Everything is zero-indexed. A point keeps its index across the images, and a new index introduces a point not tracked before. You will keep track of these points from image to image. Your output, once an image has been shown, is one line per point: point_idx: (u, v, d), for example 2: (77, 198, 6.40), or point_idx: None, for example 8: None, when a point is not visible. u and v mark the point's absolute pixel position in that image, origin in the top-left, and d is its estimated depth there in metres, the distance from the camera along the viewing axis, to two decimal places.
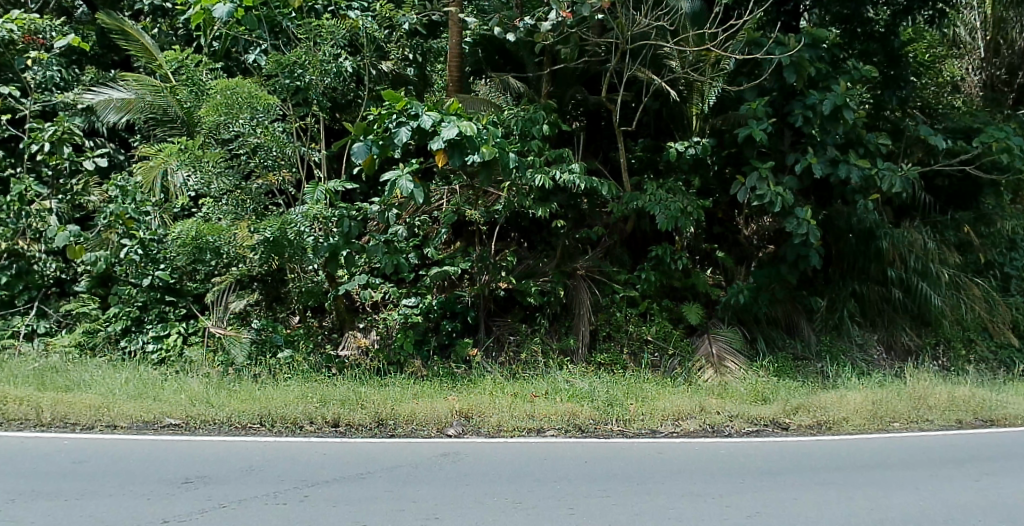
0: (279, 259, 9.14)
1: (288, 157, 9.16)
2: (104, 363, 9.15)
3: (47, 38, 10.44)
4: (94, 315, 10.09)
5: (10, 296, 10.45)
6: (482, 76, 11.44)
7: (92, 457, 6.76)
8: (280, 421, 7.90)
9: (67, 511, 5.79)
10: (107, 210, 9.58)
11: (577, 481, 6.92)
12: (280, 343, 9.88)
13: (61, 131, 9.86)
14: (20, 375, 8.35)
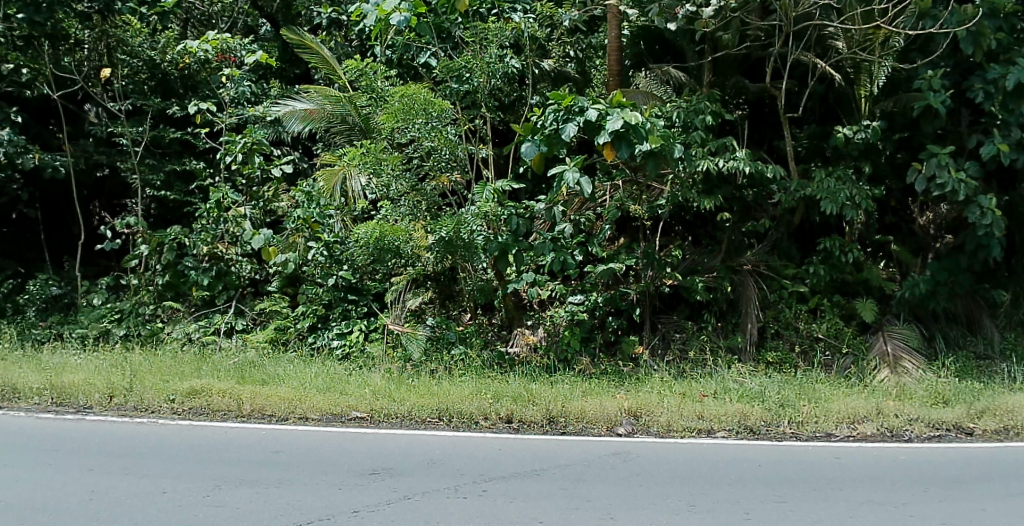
0: (454, 257, 9.41)
1: (460, 159, 9.38)
2: (293, 358, 9.70)
3: (237, 56, 11.38)
4: (285, 312, 10.79)
5: (212, 296, 11.33)
6: (642, 68, 11.25)
7: (288, 447, 7.20)
8: (458, 416, 8.14)
9: (270, 497, 6.16)
10: (294, 214, 10.28)
11: (750, 485, 6.60)
12: (453, 340, 10.10)
13: (250, 142, 10.56)
14: (223, 368, 9.01)
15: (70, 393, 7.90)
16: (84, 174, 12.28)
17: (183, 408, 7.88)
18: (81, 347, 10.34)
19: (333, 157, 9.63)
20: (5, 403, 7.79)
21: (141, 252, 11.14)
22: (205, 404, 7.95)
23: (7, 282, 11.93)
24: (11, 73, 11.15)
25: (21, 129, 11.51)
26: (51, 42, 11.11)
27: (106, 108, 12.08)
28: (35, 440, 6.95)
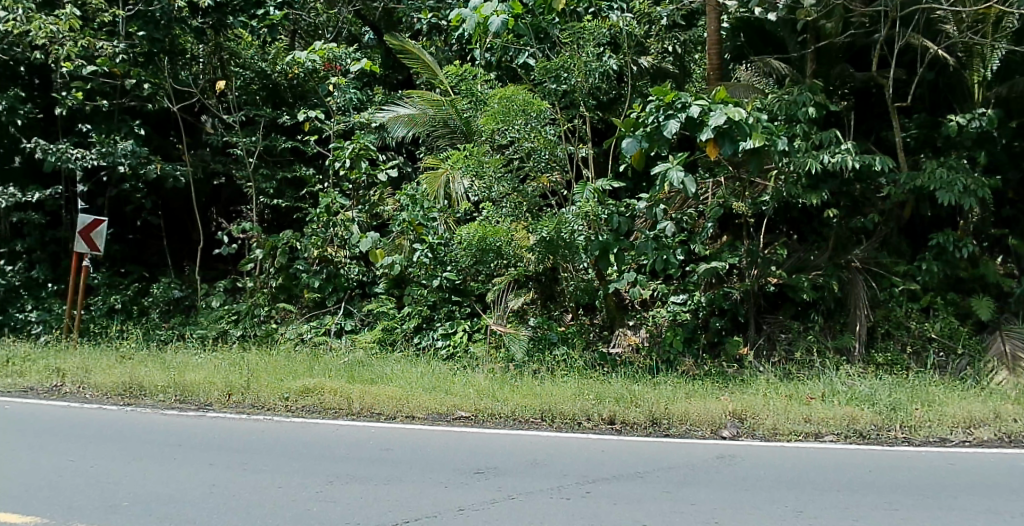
0: (555, 257, 9.45)
1: (559, 159, 9.42)
2: (400, 357, 9.91)
3: (343, 64, 11.84)
4: (391, 313, 11.05)
5: (323, 298, 11.71)
6: (743, 61, 11.02)
7: (396, 445, 7.37)
8: (560, 417, 8.17)
9: (380, 494, 6.30)
10: (400, 217, 10.60)
11: (860, 492, 6.29)
12: (555, 341, 10.08)
13: (358, 148, 10.98)
14: (333, 368, 9.29)
15: (193, 391, 8.16)
16: (202, 184, 13.02)
17: (295, 406, 8.06)
18: (203, 347, 10.87)
19: (437, 161, 9.59)
20: (133, 398, 8.05)
21: (257, 255, 11.72)
22: (318, 402, 8.14)
23: (135, 286, 12.68)
24: (135, 89, 11.70)
25: (145, 141, 12.25)
26: (169, 57, 11.68)
27: (222, 119, 12.66)
28: (157, 435, 7.21)
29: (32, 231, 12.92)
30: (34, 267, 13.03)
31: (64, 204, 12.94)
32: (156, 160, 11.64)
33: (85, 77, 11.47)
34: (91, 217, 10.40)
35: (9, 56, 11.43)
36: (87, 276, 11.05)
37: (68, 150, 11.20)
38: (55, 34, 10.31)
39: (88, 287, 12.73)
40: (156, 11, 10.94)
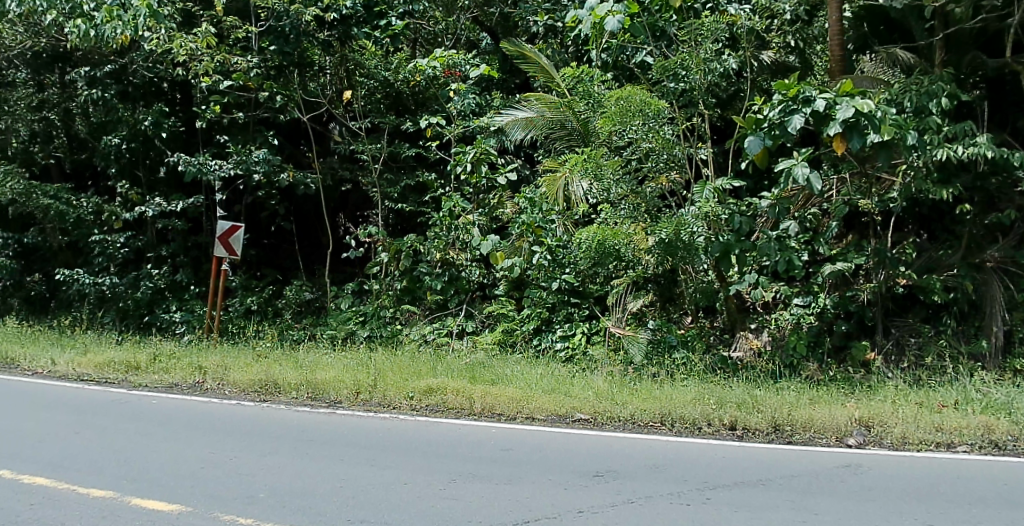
0: (673, 259, 9.66)
1: (677, 158, 9.49)
2: (520, 359, 10.06)
3: (463, 70, 11.90)
4: (511, 315, 11.27)
5: (444, 299, 12.04)
6: (868, 51, 10.52)
7: (517, 446, 7.41)
8: (680, 421, 8.07)
9: (502, 494, 6.31)
10: (519, 220, 10.74)
11: (998, 507, 5.83)
12: (675, 344, 10.09)
13: (479, 152, 11.07)
14: (456, 368, 9.48)
15: (322, 389, 8.50)
16: (330, 190, 13.50)
17: (420, 404, 8.28)
18: (334, 346, 11.37)
19: (556, 164, 9.61)
20: (268, 395, 8.44)
21: (382, 259, 12.12)
22: (441, 402, 8.32)
23: (268, 288, 13.33)
24: (267, 101, 12.30)
25: (278, 151, 13.23)
26: (298, 71, 12.24)
27: (348, 127, 13.25)
28: (291, 429, 7.45)
29: (176, 236, 13.86)
30: (177, 271, 13.85)
31: (204, 212, 13.90)
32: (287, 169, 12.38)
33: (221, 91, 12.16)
34: (228, 223, 11.02)
35: (156, 75, 12.57)
36: (225, 278, 11.75)
37: (206, 161, 11.92)
38: (194, 51, 10.98)
39: (226, 288, 13.28)
40: (285, 25, 11.31)
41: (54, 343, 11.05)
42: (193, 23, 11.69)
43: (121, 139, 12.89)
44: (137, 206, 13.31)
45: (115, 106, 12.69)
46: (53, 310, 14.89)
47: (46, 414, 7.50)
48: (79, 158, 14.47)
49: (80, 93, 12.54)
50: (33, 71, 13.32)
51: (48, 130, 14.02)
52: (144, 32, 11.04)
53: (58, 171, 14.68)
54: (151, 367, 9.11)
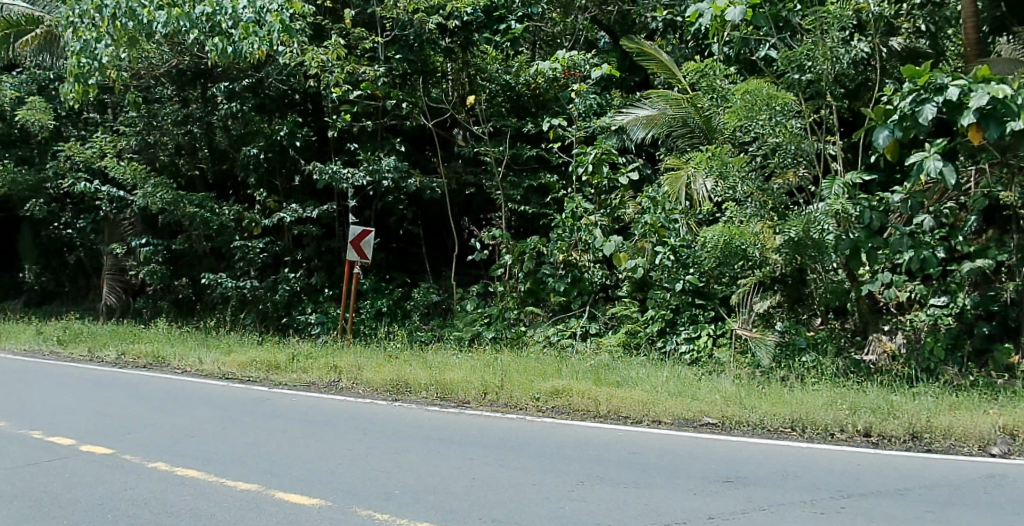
0: (803, 259, 9.43)
1: (806, 153, 9.46)
2: (645, 361, 9.98)
3: (583, 70, 11.98)
4: (635, 317, 11.21)
5: (568, 302, 12.17)
6: (1005, 33, 9.89)
7: (643, 449, 7.27)
8: (811, 427, 7.74)
9: (630, 498, 6.11)
10: (642, 220, 10.70)
11: None
12: (804, 346, 9.78)
13: (601, 152, 11.21)
14: (581, 371, 9.46)
15: (451, 389, 8.66)
16: (454, 193, 13.76)
17: (546, 406, 8.29)
18: (460, 347, 11.65)
19: (680, 163, 9.74)
20: (399, 395, 8.68)
21: (506, 261, 12.30)
22: (567, 404, 8.31)
23: (397, 291, 13.81)
24: (394, 109, 12.86)
25: (405, 156, 13.65)
26: (423, 78, 12.64)
27: (472, 131, 13.48)
28: (422, 428, 7.60)
29: (311, 241, 14.72)
30: (313, 274, 14.64)
31: (338, 218, 14.51)
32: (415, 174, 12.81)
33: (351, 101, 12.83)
34: (359, 228, 11.33)
35: (289, 87, 13.35)
36: (357, 281, 12.14)
37: (340, 170, 12.56)
38: (325, 62, 11.61)
39: (359, 291, 13.89)
40: (410, 35, 11.88)
41: (202, 343, 11.83)
42: (323, 36, 12.52)
43: (259, 150, 13.59)
44: (275, 213, 14.18)
45: (252, 119, 13.49)
46: (199, 312, 16.06)
47: (196, 412, 7.92)
48: (222, 169, 15.34)
49: (220, 108, 13.50)
50: (180, 87, 14.32)
51: (192, 143, 14.90)
52: (279, 47, 11.64)
53: (203, 182, 15.80)
54: (289, 366, 9.59)
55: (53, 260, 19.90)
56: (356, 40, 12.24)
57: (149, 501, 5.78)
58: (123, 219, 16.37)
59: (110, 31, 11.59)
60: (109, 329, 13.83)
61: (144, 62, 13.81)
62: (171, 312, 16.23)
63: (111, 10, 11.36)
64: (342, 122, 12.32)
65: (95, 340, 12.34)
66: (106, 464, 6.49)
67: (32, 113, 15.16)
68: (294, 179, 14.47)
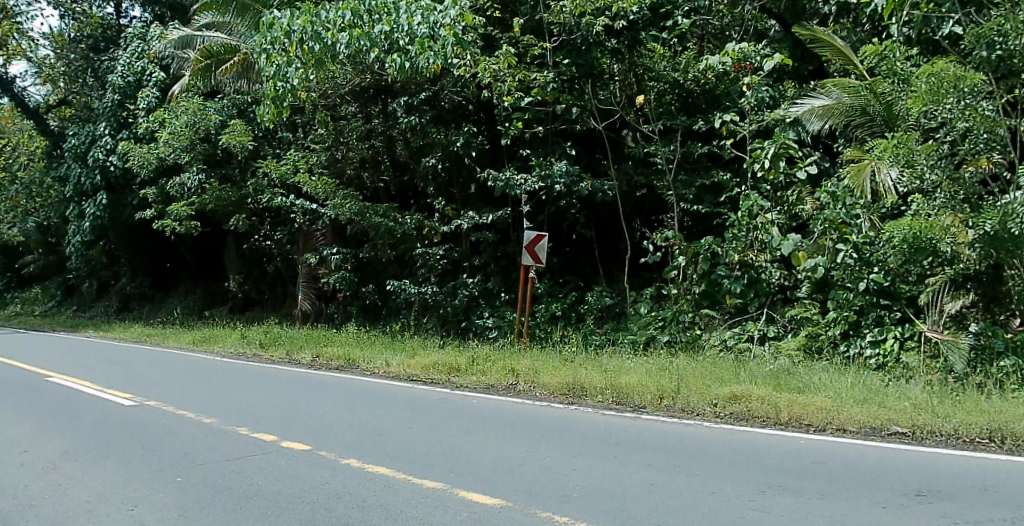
0: (1002, 253, 8.92)
1: (1000, 138, 8.88)
2: (828, 366, 9.70)
3: (754, 63, 12.25)
4: (816, 318, 10.93)
5: (744, 303, 12.04)
6: None
7: (827, 459, 6.86)
8: (1011, 438, 7.10)
9: (813, 508, 5.66)
10: (822, 216, 10.54)
11: None
12: (1004, 350, 9.12)
13: (778, 146, 11.11)
14: (759, 376, 9.37)
15: (626, 393, 8.79)
16: (626, 195, 14.53)
17: (724, 412, 8.20)
18: (636, 352, 11.85)
19: (861, 152, 9.81)
20: (576, 397, 8.97)
21: (680, 263, 12.42)
22: (745, 410, 8.17)
23: (571, 295, 14.40)
24: (565, 113, 13.60)
25: (576, 160, 14.60)
26: (591, 81, 13.20)
27: (641, 132, 14.09)
28: (599, 433, 7.62)
29: (487, 247, 15.59)
30: (489, 279, 15.52)
31: (512, 223, 15.47)
32: (585, 178, 13.44)
33: (524, 108, 13.67)
34: (533, 233, 11.76)
35: (463, 98, 14.45)
36: (532, 286, 12.57)
37: (512, 177, 13.29)
38: (497, 72, 12.47)
39: (533, 295, 14.58)
40: (578, 38, 12.39)
41: (385, 346, 13.04)
42: (494, 45, 13.64)
43: (436, 160, 14.80)
44: (452, 219, 15.18)
45: (430, 131, 14.45)
46: (384, 316, 17.64)
47: (385, 414, 8.32)
48: (403, 180, 16.74)
49: (401, 121, 14.62)
50: (363, 104, 15.82)
51: (376, 156, 16.40)
52: (454, 60, 12.80)
53: (385, 193, 17.24)
54: (469, 369, 10.30)
55: (254, 270, 22.56)
56: (526, 48, 13.12)
57: (340, 495, 5.92)
58: (315, 230, 18.39)
59: (298, 55, 13.17)
60: (304, 333, 15.51)
61: (331, 81, 15.41)
62: (360, 317, 18.00)
63: (300, 35, 12.95)
64: (514, 129, 13.10)
65: (293, 345, 13.99)
66: (304, 459, 6.86)
67: (234, 135, 16.98)
68: (470, 186, 15.53)
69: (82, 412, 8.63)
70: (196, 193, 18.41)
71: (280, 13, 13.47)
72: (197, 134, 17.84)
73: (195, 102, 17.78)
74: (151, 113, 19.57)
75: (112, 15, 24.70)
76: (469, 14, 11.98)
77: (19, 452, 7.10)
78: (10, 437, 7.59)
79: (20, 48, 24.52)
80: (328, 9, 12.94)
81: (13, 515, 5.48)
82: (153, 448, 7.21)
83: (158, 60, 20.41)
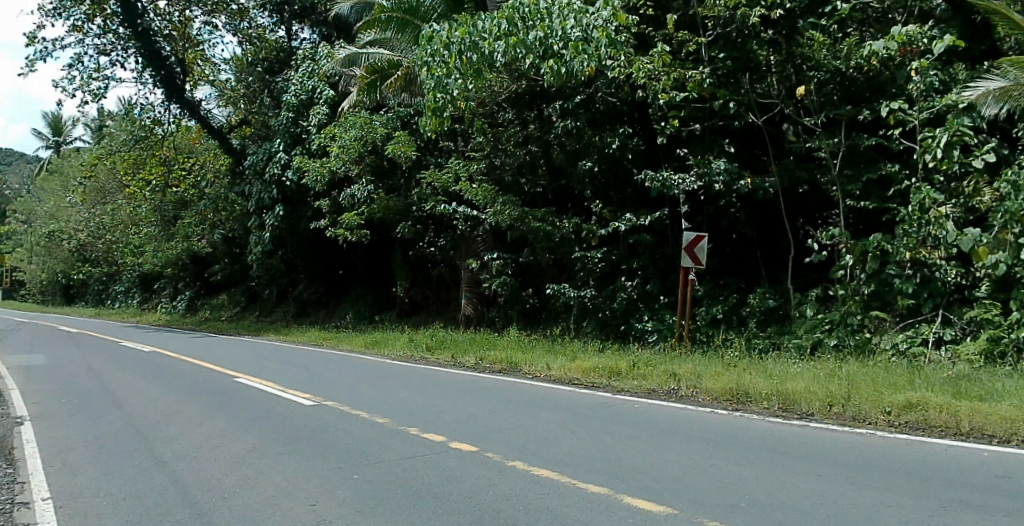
0: None
1: None
2: (1013, 369, 9.61)
3: (918, 45, 12.64)
4: (998, 321, 10.86)
5: (917, 304, 12.24)
6: None
7: (1015, 473, 6.32)
8: None
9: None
10: (1002, 210, 10.71)
11: None
12: None
13: (952, 134, 11.17)
14: (937, 382, 9.05)
15: (794, 401, 8.93)
16: (788, 192, 14.78)
17: (899, 421, 7.95)
18: (802, 356, 12.35)
19: None
20: (741, 403, 9.31)
21: (848, 262, 12.66)
22: (922, 419, 7.85)
23: (733, 297, 14.97)
24: (723, 109, 14.13)
25: (735, 156, 14.97)
26: (748, 75, 13.84)
27: (803, 125, 14.47)
28: (765, 442, 7.50)
29: (646, 250, 16.24)
30: (649, 282, 16.18)
31: (669, 224, 16.32)
32: (745, 176, 13.94)
33: (679, 106, 14.27)
34: (692, 235, 12.82)
35: (617, 99, 15.24)
36: (693, 289, 13.62)
37: (669, 177, 13.99)
38: (652, 71, 13.11)
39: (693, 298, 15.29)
40: (733, 31, 13.22)
41: (548, 351, 14.36)
42: (646, 44, 14.48)
43: (593, 163, 15.80)
44: (610, 222, 16.17)
45: (585, 134, 15.37)
46: (544, 319, 18.83)
47: (544, 422, 8.56)
48: (559, 185, 17.61)
49: (557, 124, 15.64)
50: (520, 109, 17.12)
51: (534, 161, 17.40)
52: (608, 61, 13.36)
53: (544, 198, 18.09)
54: (629, 375, 11.17)
55: (420, 275, 24.15)
56: (680, 44, 13.80)
57: (510, 496, 6.07)
58: (477, 236, 19.50)
59: (457, 65, 14.07)
60: (468, 337, 17.11)
61: (490, 90, 16.92)
62: (521, 320, 19.24)
63: (458, 46, 13.91)
64: (670, 127, 13.61)
65: (458, 348, 15.44)
66: (472, 460, 7.14)
67: (398, 146, 18.35)
68: (627, 189, 16.62)
69: (268, 413, 9.45)
70: (365, 204, 20.02)
71: (437, 28, 14.50)
72: (365, 146, 19.31)
73: (362, 117, 19.18)
74: (320, 130, 21.58)
75: (283, 39, 26.93)
76: (622, 13, 12.44)
77: (215, 447, 7.84)
78: (207, 434, 8.41)
79: (204, 73, 26.69)
80: (484, 19, 13.88)
81: (212, 503, 6.01)
82: (329, 446, 7.76)
83: (327, 78, 22.12)
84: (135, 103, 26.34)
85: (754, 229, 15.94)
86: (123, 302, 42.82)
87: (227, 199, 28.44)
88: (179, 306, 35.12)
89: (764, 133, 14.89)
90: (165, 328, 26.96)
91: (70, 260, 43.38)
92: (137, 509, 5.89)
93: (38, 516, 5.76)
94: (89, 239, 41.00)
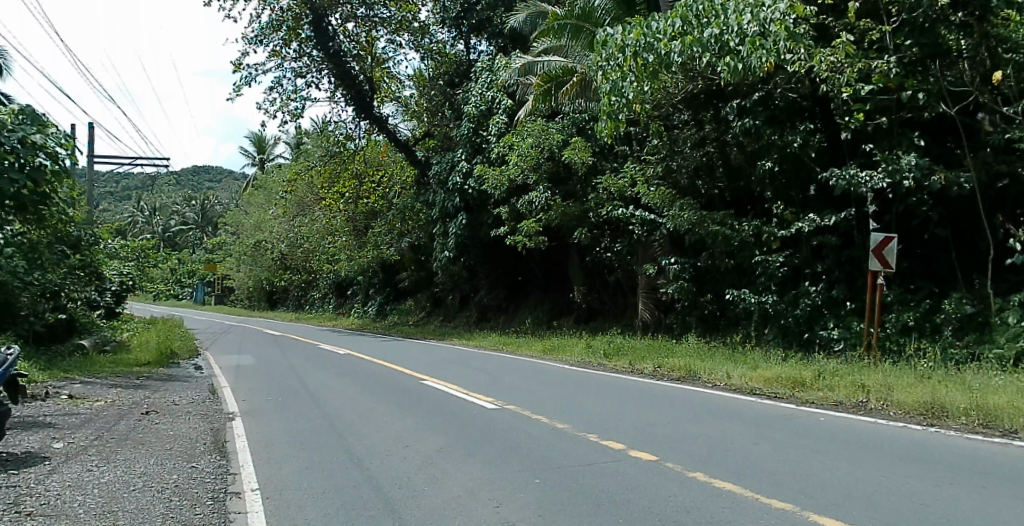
0: None
1: None
2: None
3: None
4: None
5: None
6: None
7: None
8: None
9: None
10: None
11: None
12: None
13: None
14: None
15: (996, 416, 8.28)
16: (987, 187, 13.55)
17: None
18: (1004, 368, 11.36)
19: None
20: (936, 418, 8.75)
21: None
22: None
23: (926, 302, 13.97)
24: (912, 100, 13.29)
25: (926, 150, 14.02)
26: (939, 61, 12.96)
27: (1001, 114, 13.36)
28: (965, 462, 7.02)
29: (831, 252, 15.57)
30: (833, 287, 15.46)
31: (856, 225, 15.49)
32: (938, 172, 12.97)
33: (865, 100, 13.63)
34: (881, 237, 12.12)
35: (798, 94, 14.76)
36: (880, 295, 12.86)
37: (857, 174, 13.34)
38: (835, 63, 12.50)
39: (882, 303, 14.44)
40: (920, 15, 12.64)
41: (727, 358, 14.15)
42: (828, 34, 14.10)
43: (773, 162, 15.21)
44: (792, 223, 15.62)
45: (764, 132, 15.13)
46: (723, 326, 18.51)
47: (727, 433, 8.53)
48: (739, 185, 17.26)
49: (734, 123, 15.65)
50: (695, 110, 17.17)
51: (711, 163, 17.27)
52: (790, 54, 12.90)
53: (722, 200, 17.81)
54: (814, 386, 10.79)
55: (597, 282, 24.53)
56: (863, 33, 13.42)
57: (688, 509, 6.09)
58: (654, 241, 19.57)
59: (631, 68, 14.13)
60: (644, 344, 17.19)
61: (664, 91, 17.12)
62: (699, 326, 19.00)
63: (633, 47, 13.96)
64: (856, 122, 12.96)
65: (635, 355, 15.57)
66: (652, 469, 7.29)
67: (574, 151, 18.78)
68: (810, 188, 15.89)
69: (454, 416, 10.13)
70: (543, 210, 20.62)
71: (612, 32, 14.79)
72: (542, 153, 20.03)
73: (539, 125, 19.93)
74: (500, 138, 22.55)
75: (462, 53, 28.41)
76: (800, 5, 12.02)
77: (406, 447, 8.56)
78: (397, 434, 9.18)
79: (390, 89, 28.78)
80: (657, 20, 13.92)
81: (403, 500, 6.62)
82: (512, 450, 8.22)
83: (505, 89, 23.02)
84: (328, 121, 28.91)
85: (951, 229, 14.73)
86: (321, 306, 46.88)
87: (415, 208, 30.50)
88: (370, 312, 38.00)
89: (957, 124, 13.83)
90: (358, 332, 29.35)
91: (274, 269, 48.18)
92: (335, 504, 6.58)
93: (248, 505, 6.58)
94: (291, 249, 45.19)
